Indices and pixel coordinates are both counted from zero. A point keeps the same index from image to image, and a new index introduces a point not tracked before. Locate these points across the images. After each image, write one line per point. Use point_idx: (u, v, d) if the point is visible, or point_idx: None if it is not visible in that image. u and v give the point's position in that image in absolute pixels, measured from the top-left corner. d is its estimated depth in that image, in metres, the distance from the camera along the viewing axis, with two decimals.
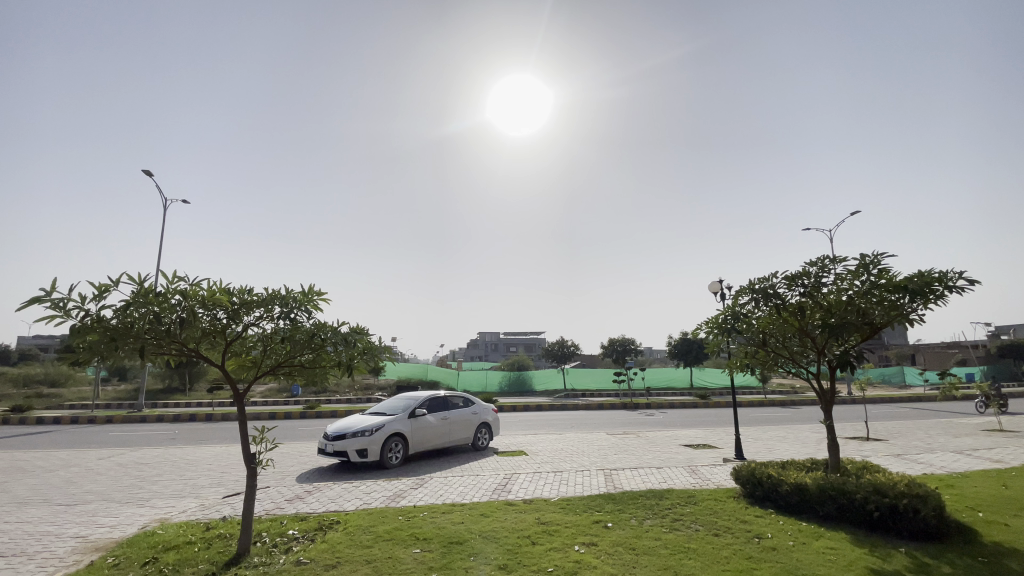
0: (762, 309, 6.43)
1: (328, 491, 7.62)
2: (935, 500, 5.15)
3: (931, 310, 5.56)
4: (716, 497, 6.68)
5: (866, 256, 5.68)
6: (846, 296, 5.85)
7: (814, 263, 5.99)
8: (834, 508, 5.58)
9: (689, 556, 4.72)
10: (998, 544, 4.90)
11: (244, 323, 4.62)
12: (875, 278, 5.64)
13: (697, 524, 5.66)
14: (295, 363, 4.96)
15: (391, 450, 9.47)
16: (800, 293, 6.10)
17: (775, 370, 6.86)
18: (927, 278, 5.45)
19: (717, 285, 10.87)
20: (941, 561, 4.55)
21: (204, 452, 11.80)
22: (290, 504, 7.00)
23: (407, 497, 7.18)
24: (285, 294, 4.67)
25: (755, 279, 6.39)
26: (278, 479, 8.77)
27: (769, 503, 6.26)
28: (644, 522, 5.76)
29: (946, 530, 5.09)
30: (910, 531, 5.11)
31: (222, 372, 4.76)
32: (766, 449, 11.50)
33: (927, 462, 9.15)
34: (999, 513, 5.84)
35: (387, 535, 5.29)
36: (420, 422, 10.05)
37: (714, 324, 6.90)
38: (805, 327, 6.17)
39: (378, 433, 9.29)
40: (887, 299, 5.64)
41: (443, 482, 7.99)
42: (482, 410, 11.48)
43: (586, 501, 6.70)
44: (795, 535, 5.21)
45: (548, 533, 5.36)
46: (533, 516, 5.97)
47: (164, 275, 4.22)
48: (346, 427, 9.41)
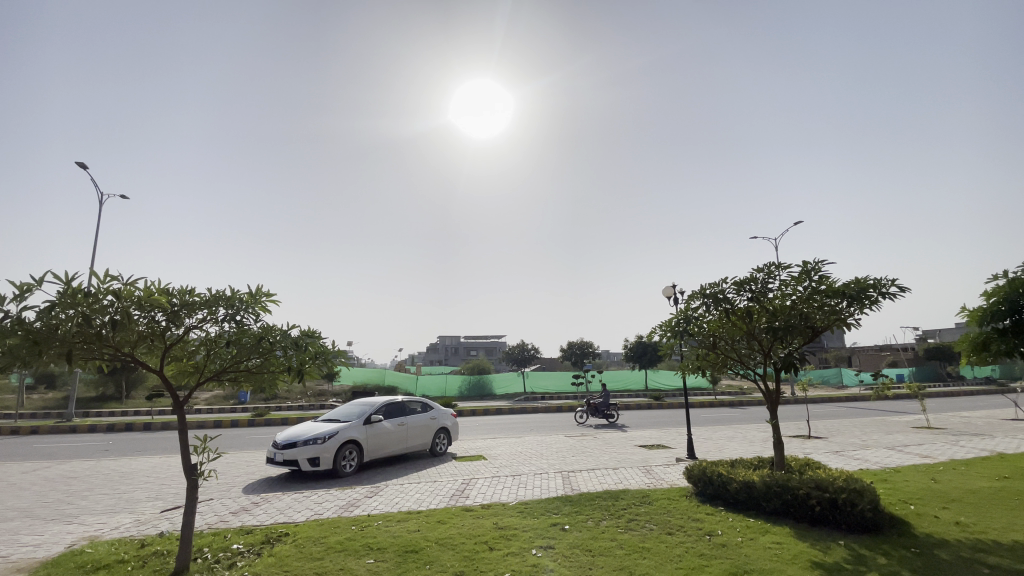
0: (713, 313, 6.68)
1: (276, 502, 7.29)
2: (871, 494, 5.46)
3: (866, 315, 5.92)
4: (669, 497, 6.84)
5: (808, 262, 5.99)
6: (790, 301, 6.13)
7: (761, 269, 6.26)
8: (780, 503, 5.83)
9: (644, 555, 4.80)
10: (927, 535, 5.24)
11: (185, 326, 4.37)
12: (816, 284, 5.96)
13: (652, 524, 5.77)
14: (240, 368, 4.70)
15: (345, 458, 9.18)
16: (748, 298, 6.36)
17: (725, 372, 7.08)
18: (863, 284, 5.81)
19: (670, 290, 11.18)
20: (878, 553, 4.82)
21: (140, 464, 11.06)
22: (235, 517, 6.65)
23: (361, 506, 6.98)
24: (230, 295, 4.44)
25: (706, 283, 6.62)
26: (223, 491, 8.32)
27: (719, 501, 6.47)
28: (601, 523, 5.84)
29: (880, 523, 5.40)
30: (848, 524, 5.39)
31: (160, 379, 4.45)
32: (717, 448, 11.92)
33: (863, 459, 9.71)
34: (929, 506, 6.27)
35: (339, 546, 5.11)
36: (376, 428, 9.79)
37: (668, 327, 7.10)
38: (752, 330, 6.41)
39: (331, 440, 8.99)
40: (827, 305, 5.98)
41: (399, 490, 7.82)
42: (440, 415, 11.29)
43: (545, 503, 6.72)
44: (743, 532, 5.40)
45: (506, 537, 5.34)
46: (490, 521, 5.93)
47: (95, 274, 3.92)
48: (297, 435, 9.06)
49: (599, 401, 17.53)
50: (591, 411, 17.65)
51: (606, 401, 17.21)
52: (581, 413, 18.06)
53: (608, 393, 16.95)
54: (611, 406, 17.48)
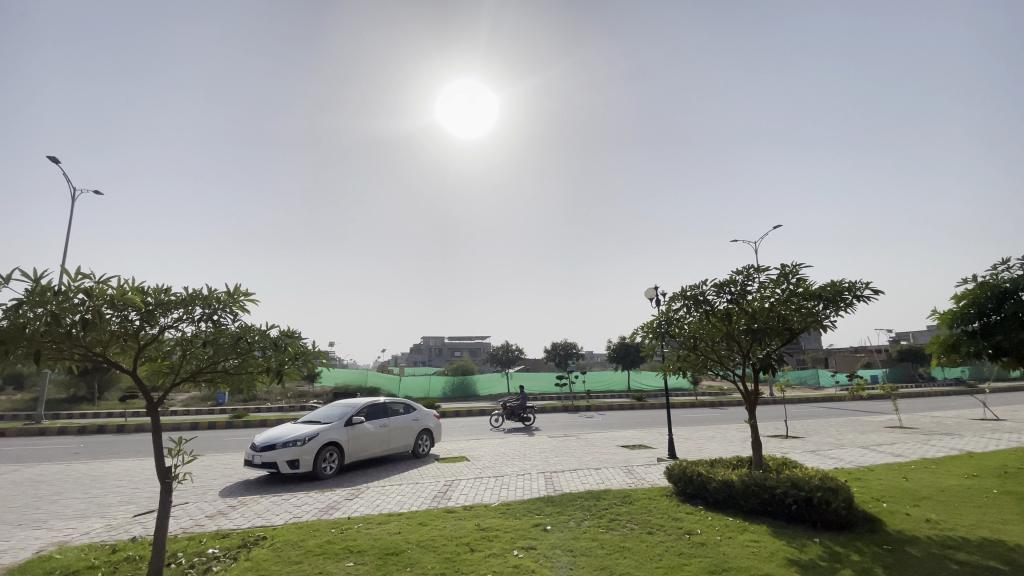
0: (693, 314, 6.75)
1: (255, 505, 7.17)
2: (845, 492, 5.59)
3: (842, 318, 6.06)
4: (650, 497, 6.90)
5: (786, 265, 6.10)
6: (769, 303, 6.24)
7: (740, 272, 6.36)
8: (757, 502, 5.93)
9: (624, 555, 4.84)
10: (898, 533, 5.39)
11: (160, 326, 4.27)
12: (794, 287, 6.07)
13: (632, 523, 5.81)
14: (217, 368, 4.61)
15: (325, 460, 9.06)
16: (727, 300, 6.46)
17: (705, 373, 7.17)
18: (838, 287, 5.95)
19: (652, 292, 11.30)
20: (851, 549, 4.94)
21: (113, 467, 10.75)
22: (211, 521, 6.51)
23: (341, 508, 6.90)
24: (207, 294, 4.35)
25: (687, 285, 6.70)
26: (199, 494, 8.14)
27: (699, 500, 6.55)
28: (583, 523, 5.87)
29: (854, 521, 5.53)
30: (824, 522, 5.51)
31: (133, 380, 4.34)
32: (697, 448, 12.07)
33: (838, 458, 9.93)
34: (900, 504, 6.44)
35: (319, 549, 5.04)
36: (357, 430, 9.68)
37: (649, 329, 7.17)
38: (732, 331, 6.52)
39: (311, 442, 8.86)
40: (804, 307, 6.10)
41: (381, 492, 7.75)
42: (423, 417, 11.22)
43: (527, 504, 6.74)
44: (722, 530, 5.48)
45: (488, 538, 5.33)
46: (472, 522, 5.91)
47: (65, 273, 3.80)
48: (276, 437, 8.92)
49: (516, 403, 17.12)
50: (506, 414, 17.16)
51: (524, 403, 16.86)
52: (497, 416, 17.51)
53: (525, 395, 16.63)
54: (527, 409, 17.07)
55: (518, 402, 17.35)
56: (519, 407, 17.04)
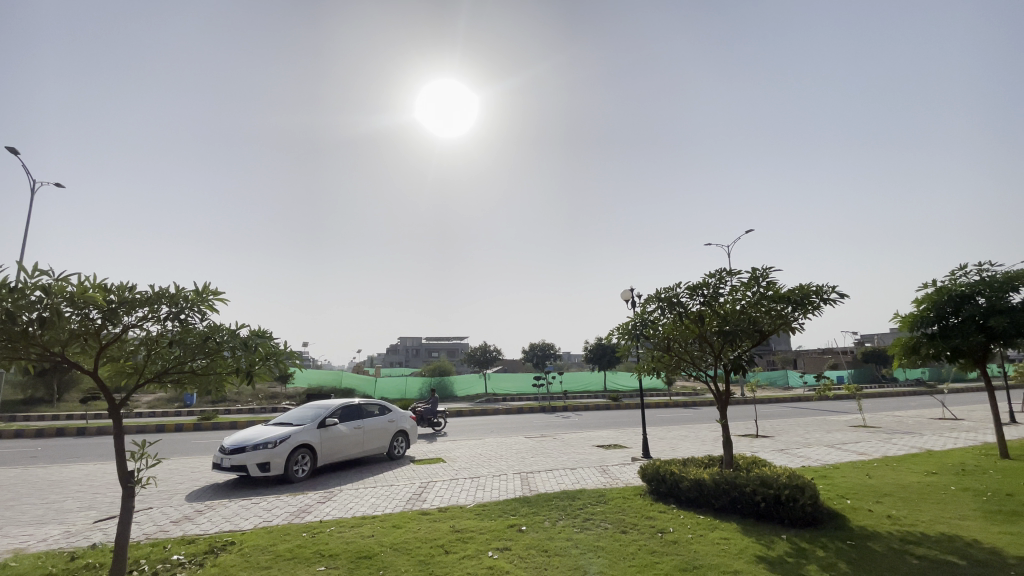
0: (667, 316, 6.86)
1: (223, 510, 6.98)
2: (811, 489, 5.75)
3: (810, 320, 6.24)
4: (624, 496, 6.97)
5: (757, 269, 6.25)
6: (740, 306, 6.39)
7: (713, 275, 6.49)
8: (728, 500, 6.05)
9: (598, 554, 4.88)
10: (861, 528, 5.58)
11: (123, 325, 4.12)
12: (764, 290, 6.23)
13: (606, 523, 5.87)
14: (185, 369, 4.47)
15: (297, 463, 8.88)
16: (700, 302, 6.59)
17: (678, 374, 7.28)
18: (806, 290, 6.12)
19: (628, 294, 11.44)
20: (816, 545, 5.09)
21: (71, 472, 10.31)
22: (177, 526, 6.32)
23: (313, 512, 6.77)
24: (173, 293, 4.22)
25: (662, 287, 6.82)
26: (164, 499, 7.88)
27: (672, 499, 6.65)
28: (557, 523, 5.89)
29: (820, 518, 5.69)
30: (791, 519, 5.66)
31: (94, 381, 4.18)
32: (670, 447, 12.27)
33: (805, 456, 10.22)
34: (863, 501, 6.67)
35: (289, 554, 4.94)
36: (331, 432, 9.52)
37: (625, 330, 7.25)
38: (704, 333, 6.64)
39: (282, 445, 8.67)
40: (774, 310, 6.26)
41: (355, 494, 7.64)
42: (398, 418, 11.10)
43: (502, 505, 6.73)
44: (693, 529, 5.57)
45: (462, 540, 5.30)
46: (447, 524, 5.87)
47: (21, 269, 3.63)
48: (246, 439, 8.70)
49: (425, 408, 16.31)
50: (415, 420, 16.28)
51: (433, 407, 16.13)
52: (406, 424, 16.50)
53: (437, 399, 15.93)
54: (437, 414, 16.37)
55: (428, 408, 16.54)
56: (430, 412, 16.31)
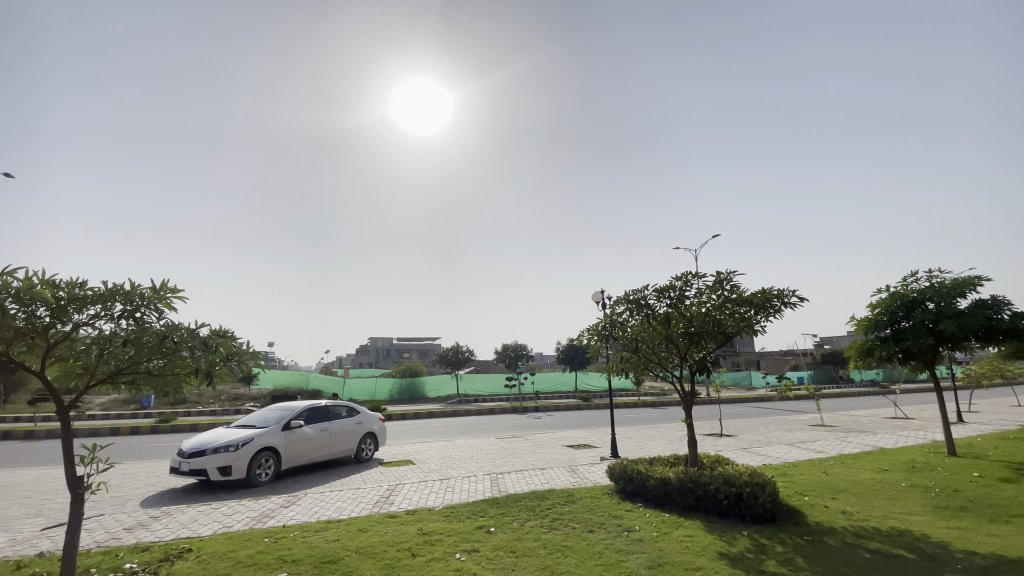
0: (635, 318, 6.99)
1: (180, 516, 6.72)
2: (771, 487, 5.95)
3: (771, 323, 6.45)
4: (593, 495, 7.06)
5: (721, 273, 6.42)
6: (705, 309, 6.55)
7: (679, 278, 6.64)
8: (692, 498, 6.20)
9: (566, 554, 4.92)
10: (817, 524, 5.80)
11: (73, 323, 3.92)
12: (728, 293, 6.40)
13: (574, 522, 5.92)
14: (140, 369, 4.28)
15: (261, 467, 8.63)
16: (667, 304, 6.73)
17: (646, 374, 7.41)
18: (768, 294, 6.33)
19: (598, 295, 11.57)
20: (775, 541, 5.26)
21: (16, 478, 9.75)
22: (131, 533, 6.05)
23: (276, 516, 6.60)
24: (128, 290, 4.05)
25: (630, 289, 6.94)
26: (117, 505, 7.53)
27: (638, 498, 6.77)
28: (526, 524, 5.91)
29: (779, 514, 5.88)
30: (751, 516, 5.83)
31: (41, 382, 3.97)
32: (638, 447, 12.48)
33: (767, 454, 10.55)
34: (820, 497, 6.93)
35: (249, 560, 4.80)
36: (296, 434, 9.30)
37: (594, 331, 7.33)
38: (670, 335, 6.78)
39: (245, 448, 8.42)
40: (738, 312, 6.45)
41: (320, 498, 7.48)
42: (366, 420, 10.94)
43: (471, 506, 6.71)
44: (659, 527, 5.68)
45: (430, 543, 5.26)
46: (415, 527, 5.81)
47: None
48: (206, 442, 8.41)
49: None
50: None
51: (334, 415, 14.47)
52: None
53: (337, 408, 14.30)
54: None
55: None
56: None
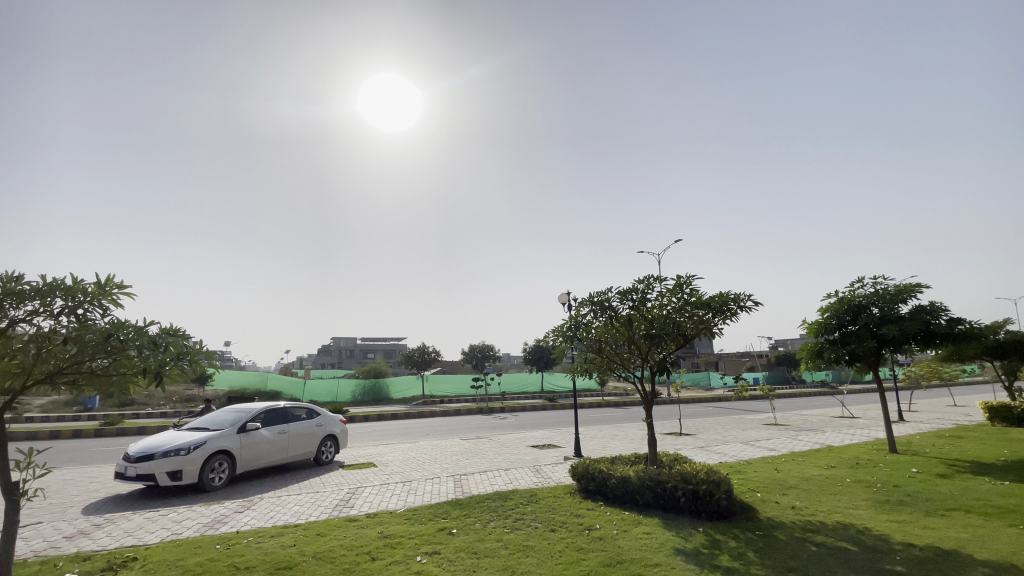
0: (599, 319, 7.11)
1: (126, 523, 6.39)
2: (726, 484, 6.16)
3: (728, 325, 6.68)
4: (555, 495, 7.13)
5: (681, 277, 6.61)
6: (665, 311, 6.73)
7: (641, 281, 6.79)
8: (651, 496, 6.34)
9: (527, 554, 4.95)
10: (768, 519, 6.04)
11: (8, 319, 3.68)
12: (687, 296, 6.60)
13: (536, 522, 5.97)
14: (82, 369, 4.05)
15: (213, 471, 8.30)
16: (629, 306, 6.89)
17: (609, 375, 7.54)
18: (725, 297, 6.55)
19: (565, 297, 11.71)
20: (729, 536, 5.45)
21: None
22: (71, 542, 5.71)
23: (229, 522, 6.36)
24: (70, 285, 3.82)
25: (595, 291, 7.07)
26: (55, 513, 7.09)
27: (600, 496, 6.88)
28: (488, 524, 5.91)
29: (733, 511, 6.09)
30: (707, 512, 6.02)
31: None
32: (601, 446, 12.69)
33: (723, 453, 10.91)
34: (772, 493, 7.23)
35: (199, 568, 4.61)
36: (252, 437, 8.99)
37: (560, 332, 7.41)
38: (632, 336, 6.92)
39: (197, 451, 8.08)
40: (696, 315, 6.65)
41: (277, 502, 7.27)
42: (327, 422, 10.68)
43: (433, 508, 6.66)
44: (618, 525, 5.78)
45: (391, 546, 5.19)
46: (375, 530, 5.72)
47: None
48: (155, 446, 8.03)
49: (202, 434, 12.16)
50: None
51: None
52: None
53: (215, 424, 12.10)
54: None
55: None
56: None
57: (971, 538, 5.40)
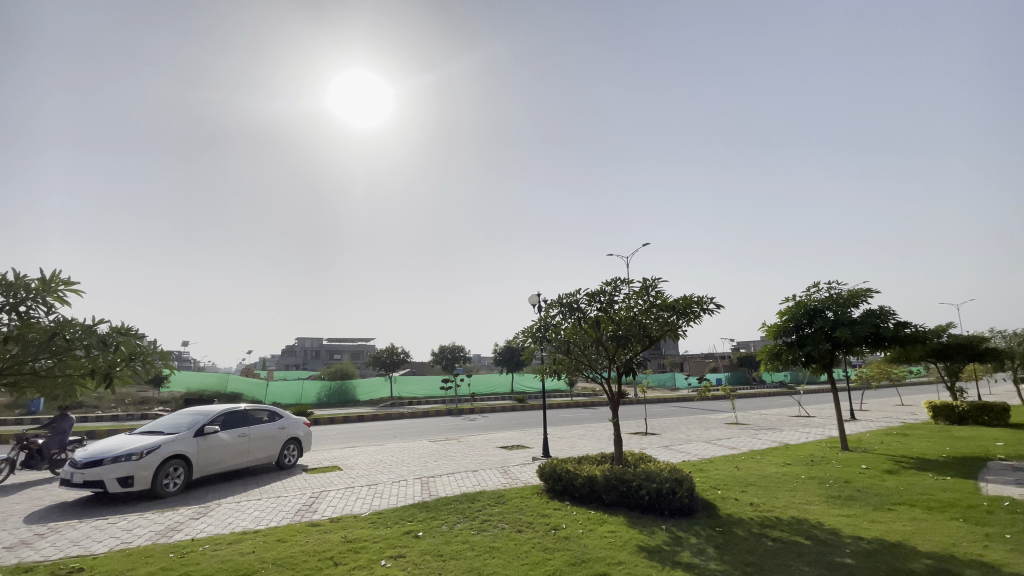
0: (568, 321, 7.19)
1: (71, 532, 6.06)
2: (688, 482, 6.32)
3: (691, 328, 6.86)
4: (522, 495, 7.16)
5: (647, 279, 6.75)
6: (631, 313, 6.86)
7: (609, 283, 6.91)
8: (616, 495, 6.44)
9: (494, 555, 4.95)
10: (728, 516, 6.23)
11: None
12: (653, 299, 6.74)
13: (503, 523, 5.98)
14: (26, 370, 3.81)
15: (168, 476, 7.96)
16: (597, 308, 6.99)
17: (577, 376, 7.63)
18: (689, 300, 6.73)
19: (535, 298, 11.77)
20: (691, 533, 5.58)
21: None
22: (9, 553, 5.39)
23: (184, 529, 6.12)
24: (11, 281, 3.61)
25: (564, 293, 7.14)
26: None
27: (567, 496, 6.95)
28: (454, 526, 5.88)
29: (694, 508, 6.25)
30: (670, 510, 6.15)
31: None
32: (569, 446, 12.80)
33: (687, 451, 11.19)
34: (732, 491, 7.46)
35: None
36: (210, 441, 8.68)
37: (529, 333, 7.45)
38: (600, 337, 7.03)
39: (150, 456, 7.74)
40: (662, 317, 6.80)
41: (235, 508, 7.03)
42: (290, 425, 10.40)
43: (399, 511, 6.58)
44: (585, 524, 5.85)
45: (354, 550, 5.10)
46: (338, 535, 5.61)
47: None
48: (105, 451, 7.65)
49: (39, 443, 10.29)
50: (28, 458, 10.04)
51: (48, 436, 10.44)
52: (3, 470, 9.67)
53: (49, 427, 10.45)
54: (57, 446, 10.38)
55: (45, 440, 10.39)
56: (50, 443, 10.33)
57: (915, 531, 5.70)
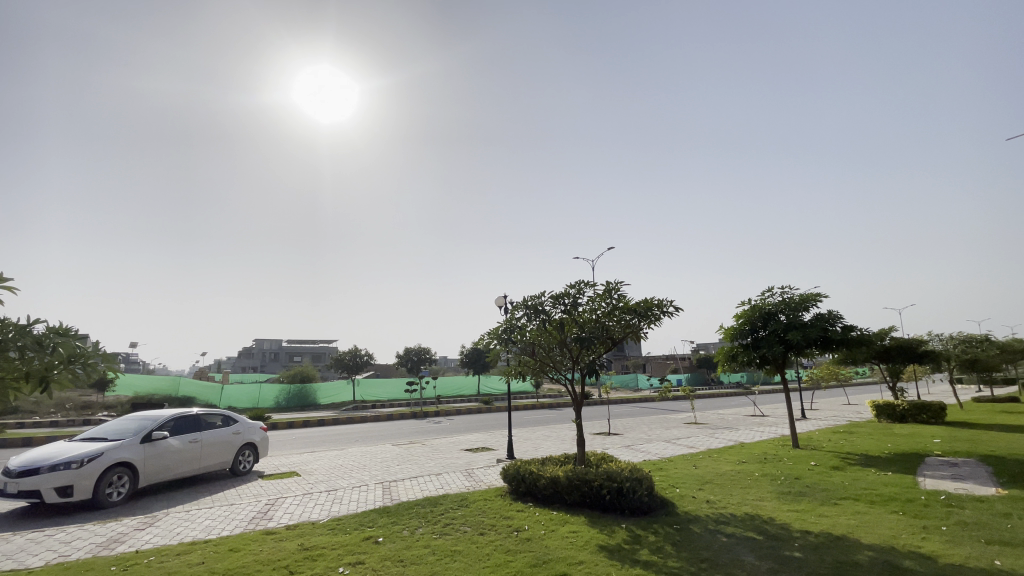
0: (533, 323, 7.23)
1: (1, 546, 5.66)
2: (647, 481, 6.46)
3: (652, 330, 7.02)
4: (486, 497, 7.16)
5: (610, 283, 6.88)
6: (595, 316, 6.97)
7: (573, 286, 7.00)
8: (578, 495, 6.53)
9: (455, 559, 4.92)
10: (685, 513, 6.40)
11: None
12: (615, 301, 6.88)
13: (466, 526, 5.96)
14: None
15: (112, 485, 7.55)
16: (561, 310, 7.08)
17: (541, 377, 7.69)
18: (649, 303, 6.89)
19: (502, 300, 11.78)
20: (649, 531, 5.72)
21: None
22: None
23: (129, 540, 5.82)
24: None
25: (529, 295, 7.19)
26: None
27: (530, 497, 6.99)
28: (416, 531, 5.82)
29: (653, 507, 6.40)
30: (630, 509, 6.27)
31: None
32: (534, 447, 12.88)
33: (647, 451, 11.43)
34: (689, 489, 7.68)
35: None
36: (159, 447, 8.29)
37: (494, 334, 7.45)
38: (564, 339, 7.12)
39: (92, 463, 7.32)
40: (624, 320, 6.94)
41: (185, 517, 6.74)
42: (246, 429, 10.05)
43: (359, 517, 6.46)
44: (547, 525, 5.90)
45: (311, 558, 4.97)
46: (294, 542, 5.45)
47: None
48: (42, 459, 7.18)
49: None
50: None
51: None
52: None
53: None
54: None
55: None
56: None
57: (857, 524, 6.03)
